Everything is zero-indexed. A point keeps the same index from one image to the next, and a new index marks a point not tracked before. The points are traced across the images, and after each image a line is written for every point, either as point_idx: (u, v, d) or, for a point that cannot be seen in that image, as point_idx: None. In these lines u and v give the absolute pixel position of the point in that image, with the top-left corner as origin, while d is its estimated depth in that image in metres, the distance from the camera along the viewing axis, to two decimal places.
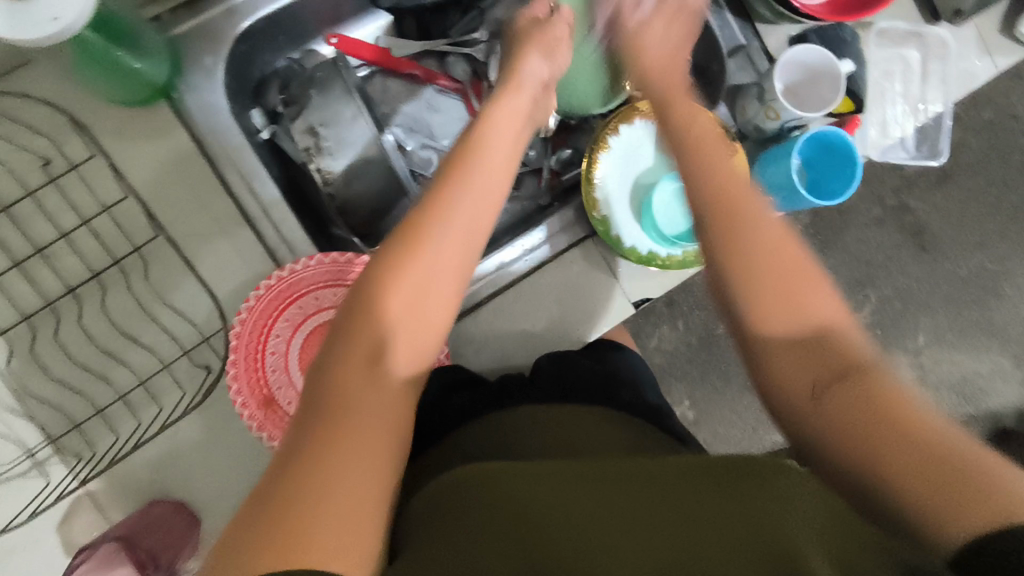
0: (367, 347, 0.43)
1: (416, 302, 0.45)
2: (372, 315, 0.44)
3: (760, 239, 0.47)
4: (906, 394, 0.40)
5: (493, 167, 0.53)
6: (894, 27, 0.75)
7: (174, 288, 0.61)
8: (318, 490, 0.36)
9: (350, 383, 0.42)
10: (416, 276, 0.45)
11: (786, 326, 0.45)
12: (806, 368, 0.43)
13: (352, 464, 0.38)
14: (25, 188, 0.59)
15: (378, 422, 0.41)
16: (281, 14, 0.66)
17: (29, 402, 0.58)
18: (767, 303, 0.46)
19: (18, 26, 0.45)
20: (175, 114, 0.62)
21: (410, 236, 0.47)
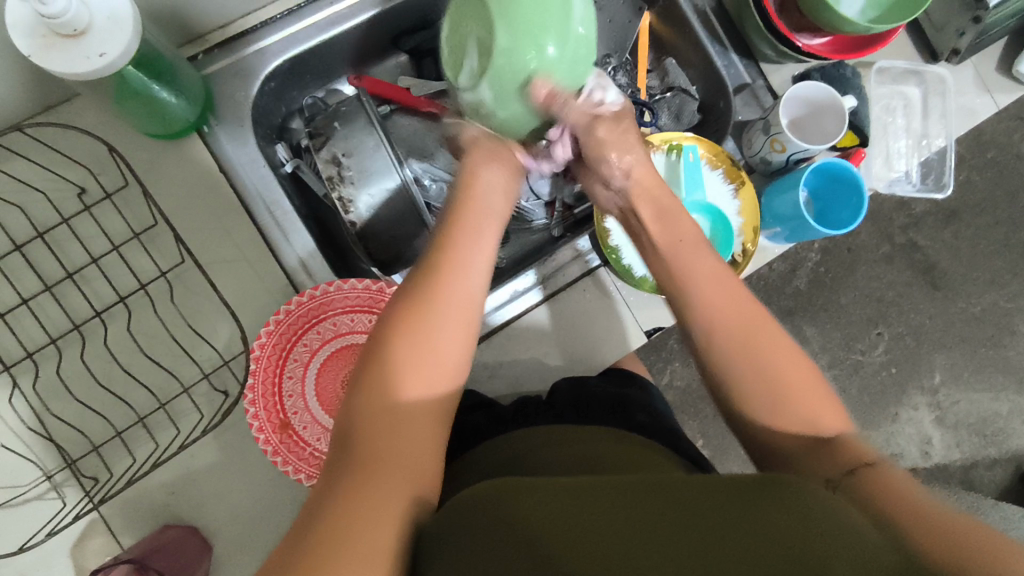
0: (386, 408, 0.45)
1: (439, 347, 0.48)
2: (388, 378, 0.46)
3: (763, 347, 0.50)
4: (908, 485, 0.42)
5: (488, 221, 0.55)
6: (892, 65, 0.77)
7: (197, 312, 0.63)
8: (350, 535, 0.39)
9: (373, 438, 0.44)
10: (427, 343, 0.47)
11: (799, 429, 0.47)
12: (822, 470, 0.45)
13: (376, 518, 0.40)
14: (60, 215, 0.62)
15: (393, 468, 0.43)
16: (308, 55, 0.70)
17: (52, 423, 0.59)
18: (788, 414, 0.48)
19: (68, 61, 0.49)
20: (205, 147, 0.65)
21: (419, 303, 0.48)
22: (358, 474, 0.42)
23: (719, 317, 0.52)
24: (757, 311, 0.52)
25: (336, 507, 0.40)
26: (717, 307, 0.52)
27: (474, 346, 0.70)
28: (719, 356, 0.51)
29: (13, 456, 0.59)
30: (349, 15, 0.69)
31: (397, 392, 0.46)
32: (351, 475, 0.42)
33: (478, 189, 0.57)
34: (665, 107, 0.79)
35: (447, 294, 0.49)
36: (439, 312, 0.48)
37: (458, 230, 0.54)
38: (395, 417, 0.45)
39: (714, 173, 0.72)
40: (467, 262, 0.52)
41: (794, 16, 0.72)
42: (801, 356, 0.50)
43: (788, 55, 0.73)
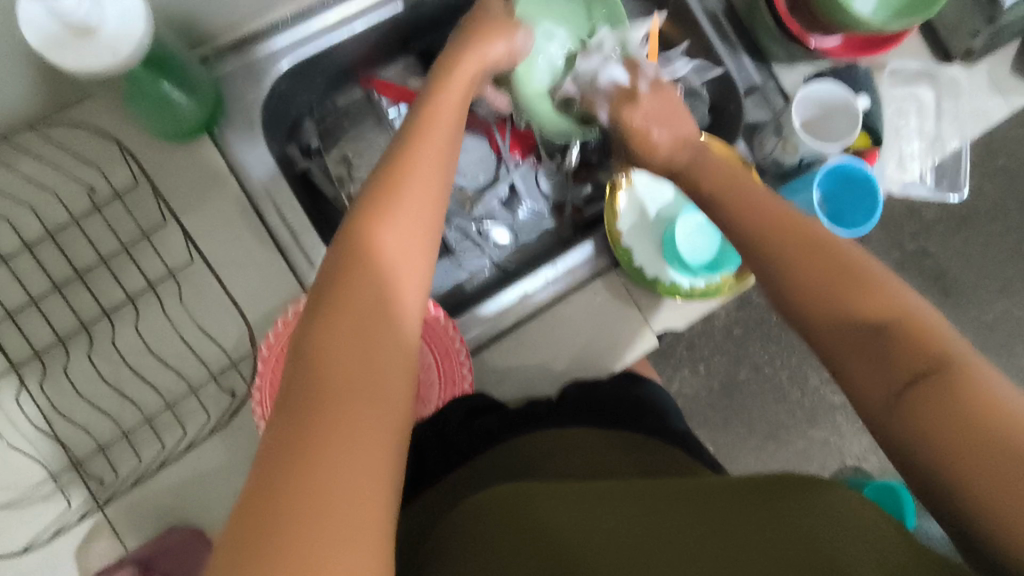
0: (350, 321, 0.38)
1: (408, 248, 0.42)
2: (339, 314, 0.38)
3: (803, 252, 0.46)
4: (993, 386, 0.36)
5: (447, 128, 0.50)
6: (905, 67, 0.77)
7: (205, 311, 0.62)
8: (322, 474, 0.32)
9: (334, 355, 0.37)
10: (392, 257, 0.41)
11: (848, 312, 0.43)
12: (882, 377, 0.40)
13: (344, 449, 0.34)
14: (70, 215, 0.62)
15: (364, 382, 0.37)
16: (319, 56, 0.70)
17: (59, 422, 0.59)
18: (836, 306, 0.43)
19: (80, 56, 0.49)
20: (216, 147, 0.65)
21: (371, 218, 0.42)
22: (309, 399, 0.35)
23: (752, 224, 0.50)
24: (801, 224, 0.48)
25: (297, 446, 0.33)
26: (764, 216, 0.50)
27: (483, 348, 0.70)
28: (771, 259, 0.48)
29: (20, 457, 0.58)
30: (360, 18, 0.70)
31: (354, 320, 0.38)
32: (299, 412, 0.35)
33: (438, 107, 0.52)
34: None
35: (403, 206, 0.43)
36: (403, 215, 0.43)
37: (427, 147, 0.47)
38: (361, 326, 0.38)
39: None
40: (429, 182, 0.46)
41: (807, 17, 0.72)
42: (856, 251, 0.45)
43: (800, 57, 0.73)
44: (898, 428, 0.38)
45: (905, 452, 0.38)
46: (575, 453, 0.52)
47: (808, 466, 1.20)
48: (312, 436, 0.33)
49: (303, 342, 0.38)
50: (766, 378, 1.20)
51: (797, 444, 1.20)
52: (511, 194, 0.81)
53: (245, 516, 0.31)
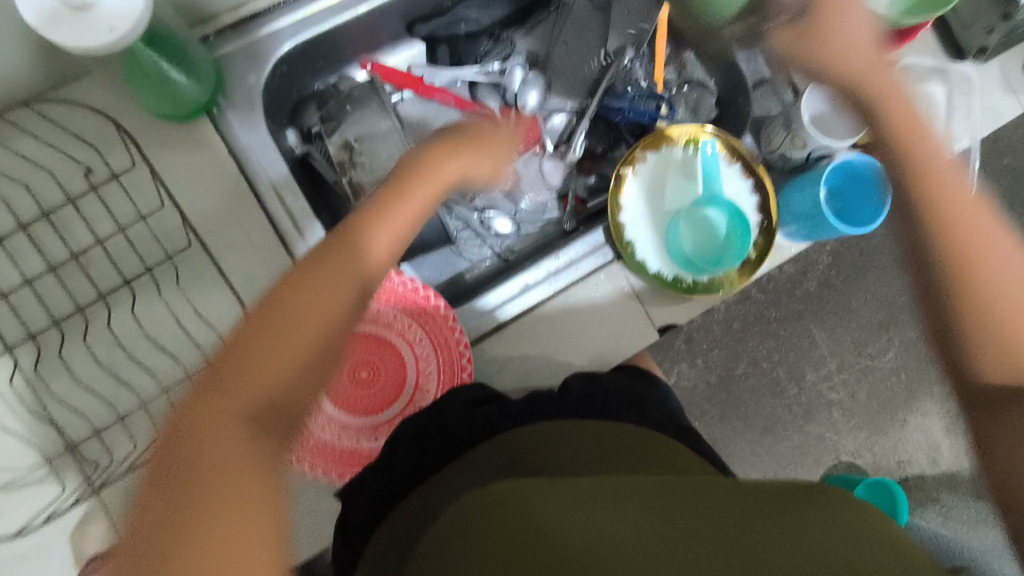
0: (232, 390, 0.43)
1: (322, 306, 0.46)
2: (273, 341, 0.44)
3: (991, 276, 0.56)
4: None
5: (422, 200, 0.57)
6: (920, 63, 0.75)
7: (202, 296, 0.62)
8: (197, 521, 0.38)
9: (205, 417, 0.42)
10: (327, 303, 0.46)
11: (1004, 336, 0.55)
12: (1002, 392, 0.55)
13: (241, 472, 0.41)
14: (66, 195, 0.61)
15: (230, 445, 0.41)
16: (321, 38, 0.69)
17: (55, 405, 0.59)
18: (1010, 337, 0.55)
19: (76, 35, 0.47)
20: (215, 129, 0.64)
21: (289, 287, 0.46)
22: (186, 463, 0.41)
23: (956, 231, 0.57)
24: (991, 237, 0.57)
25: (176, 500, 0.39)
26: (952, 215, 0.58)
27: (483, 339, 0.69)
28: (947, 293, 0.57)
29: (15, 439, 0.58)
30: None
31: (243, 387, 0.43)
32: (163, 470, 0.41)
33: (420, 174, 0.58)
34: (682, 101, 0.79)
35: (341, 277, 0.48)
36: (332, 280, 0.47)
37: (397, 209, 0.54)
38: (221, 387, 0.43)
39: (732, 167, 0.72)
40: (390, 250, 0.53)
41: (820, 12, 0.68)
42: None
43: None
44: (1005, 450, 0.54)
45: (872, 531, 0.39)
46: (572, 442, 0.52)
47: (803, 461, 1.20)
48: (186, 486, 0.40)
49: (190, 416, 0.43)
50: (764, 373, 1.20)
51: (793, 440, 1.20)
52: (514, 183, 0.79)
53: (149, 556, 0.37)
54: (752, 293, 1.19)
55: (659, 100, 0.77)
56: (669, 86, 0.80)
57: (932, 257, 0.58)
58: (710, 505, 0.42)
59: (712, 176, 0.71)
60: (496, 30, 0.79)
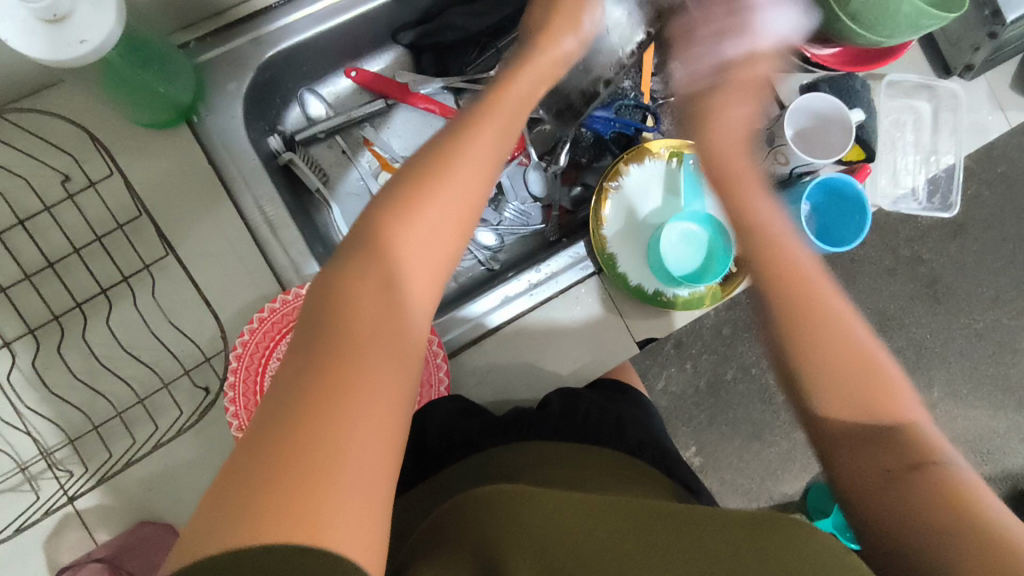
0: (374, 293, 0.39)
1: (443, 232, 0.43)
2: (367, 274, 0.40)
3: (820, 309, 0.44)
4: (978, 496, 0.37)
5: (502, 122, 0.50)
6: (904, 79, 0.75)
7: (180, 305, 0.62)
8: (321, 453, 0.32)
9: (350, 319, 0.38)
10: (450, 225, 0.43)
11: (847, 406, 0.42)
12: (871, 463, 0.40)
13: (368, 415, 0.35)
14: (42, 203, 0.60)
15: (357, 362, 0.36)
16: (305, 46, 0.69)
17: (28, 415, 0.58)
18: (843, 390, 0.42)
19: (50, 48, 0.47)
20: (194, 136, 0.64)
21: (414, 192, 0.43)
22: (324, 367, 0.36)
23: (766, 250, 0.47)
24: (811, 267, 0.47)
25: (296, 417, 0.33)
26: (757, 223, 0.50)
27: (461, 351, 0.69)
28: (783, 336, 0.45)
29: None
30: (348, 8, 0.68)
31: (372, 301, 0.39)
32: (309, 380, 0.35)
33: (500, 91, 0.53)
34: (668, 112, 0.78)
35: (452, 180, 0.44)
36: (451, 181, 0.44)
37: (463, 141, 0.46)
38: (360, 294, 0.39)
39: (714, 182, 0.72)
40: (480, 156, 0.46)
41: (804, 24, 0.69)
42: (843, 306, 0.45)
43: (796, 64, 0.71)
44: (890, 520, 0.38)
45: (877, 546, 0.38)
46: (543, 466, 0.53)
47: (790, 467, 1.21)
48: (306, 421, 0.33)
49: (319, 313, 0.38)
50: (752, 379, 1.20)
51: (781, 446, 1.20)
52: (498, 194, 0.79)
53: (251, 476, 0.32)
54: (741, 299, 1.20)
55: (645, 112, 0.75)
56: (655, 97, 0.78)
57: (775, 286, 0.46)
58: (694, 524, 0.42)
59: (691, 192, 0.73)
60: (483, 39, 0.76)
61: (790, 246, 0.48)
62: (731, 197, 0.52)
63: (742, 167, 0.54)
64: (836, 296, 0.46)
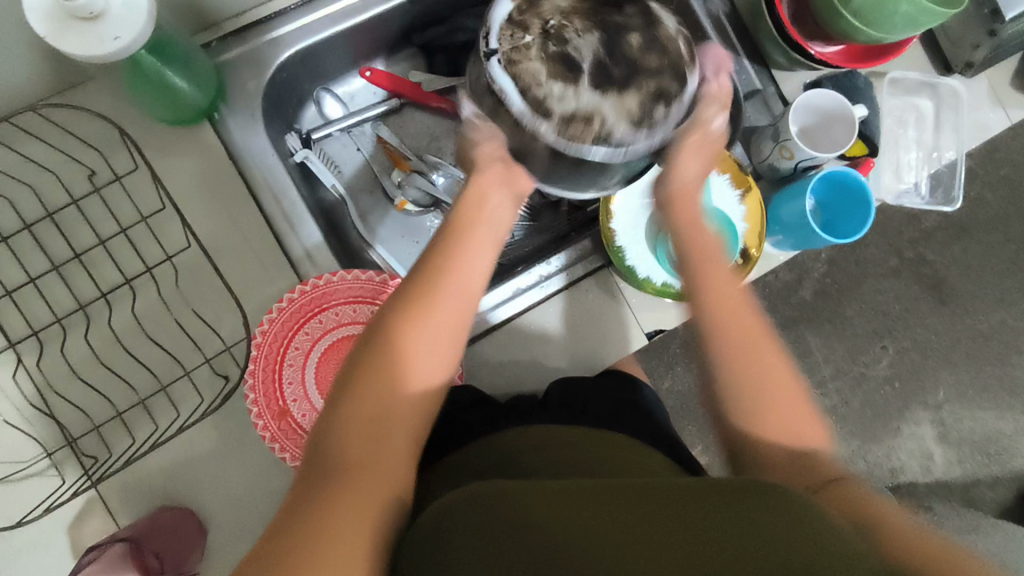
0: (363, 417, 0.46)
1: (432, 356, 0.50)
2: (366, 389, 0.47)
3: (757, 346, 0.53)
4: (881, 505, 0.45)
5: (482, 245, 0.57)
6: (905, 76, 0.77)
7: (201, 296, 0.63)
8: (320, 556, 0.38)
9: (347, 443, 0.45)
10: (439, 352, 0.50)
11: (783, 428, 0.51)
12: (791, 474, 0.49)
13: (355, 526, 0.41)
14: (70, 196, 0.62)
15: (349, 477, 0.43)
16: (321, 46, 0.71)
17: (55, 400, 0.60)
18: (767, 422, 0.51)
19: (84, 44, 0.49)
20: (216, 133, 0.66)
21: (401, 318, 0.50)
22: (332, 481, 0.43)
23: (720, 313, 0.54)
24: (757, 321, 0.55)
25: (305, 521, 0.40)
26: (712, 290, 0.56)
27: (474, 342, 0.70)
28: (728, 379, 0.52)
29: (17, 433, 0.60)
30: (363, 8, 0.70)
31: (364, 421, 0.46)
32: (317, 495, 0.42)
33: (476, 203, 0.59)
34: None
35: (436, 311, 0.51)
36: (434, 310, 0.51)
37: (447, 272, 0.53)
38: (360, 422, 0.46)
39: (723, 177, 0.72)
40: (460, 288, 0.53)
41: (809, 25, 0.72)
42: (783, 367, 0.53)
43: (800, 62, 0.73)
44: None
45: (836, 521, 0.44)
46: (551, 449, 0.52)
47: None
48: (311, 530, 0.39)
49: (323, 439, 0.45)
50: None
51: None
52: None
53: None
54: None
55: None
56: None
57: (727, 353, 0.53)
58: (699, 514, 0.41)
59: None
60: None
61: (767, 350, 0.53)
62: (700, 255, 0.58)
63: (695, 230, 0.60)
64: (769, 345, 0.53)
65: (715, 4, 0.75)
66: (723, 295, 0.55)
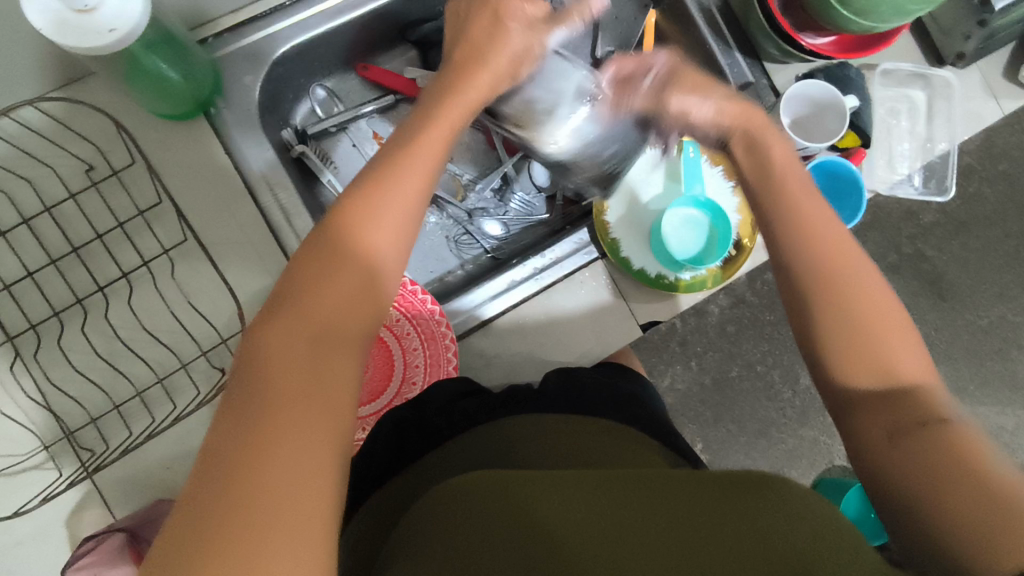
0: (308, 322, 0.40)
1: (387, 244, 0.43)
2: (327, 281, 0.41)
3: (851, 284, 0.47)
4: (991, 457, 0.40)
5: (449, 129, 0.50)
6: (897, 68, 0.77)
7: (198, 289, 0.64)
8: (267, 480, 0.34)
9: (288, 349, 0.39)
10: (394, 231, 0.44)
11: (880, 360, 0.45)
12: (886, 416, 0.44)
13: (302, 437, 0.36)
14: (67, 191, 0.63)
15: (294, 385, 0.38)
16: (316, 41, 0.72)
17: (53, 392, 0.61)
18: (862, 359, 0.46)
19: (78, 36, 0.49)
20: (212, 128, 0.67)
21: (356, 206, 0.43)
22: (272, 398, 0.37)
23: (816, 255, 0.48)
24: (864, 260, 0.48)
25: (245, 440, 0.35)
26: (817, 230, 0.49)
27: (470, 334, 0.70)
28: (819, 323, 0.47)
29: (15, 426, 0.60)
30: (357, 4, 0.71)
31: (310, 327, 0.40)
32: (257, 411, 0.36)
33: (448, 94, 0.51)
34: None
35: (395, 192, 0.44)
36: (391, 195, 0.44)
37: (409, 151, 0.46)
38: (306, 323, 0.40)
39: (714, 168, 0.74)
40: (423, 169, 0.47)
41: (801, 16, 0.73)
42: (892, 307, 0.47)
43: (791, 54, 0.73)
44: (892, 468, 0.42)
45: (903, 489, 0.41)
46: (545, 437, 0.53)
47: (797, 464, 1.21)
48: (254, 446, 0.35)
49: (259, 345, 0.39)
50: (758, 376, 1.21)
51: (787, 443, 1.21)
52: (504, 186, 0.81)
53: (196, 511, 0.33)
54: (745, 296, 1.21)
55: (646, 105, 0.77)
56: None
57: (826, 295, 0.47)
58: (690, 497, 0.39)
59: (692, 177, 0.74)
60: None
61: (863, 278, 0.47)
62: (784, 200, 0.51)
63: (784, 166, 0.53)
64: (878, 285, 0.47)
65: None
66: (818, 241, 0.49)
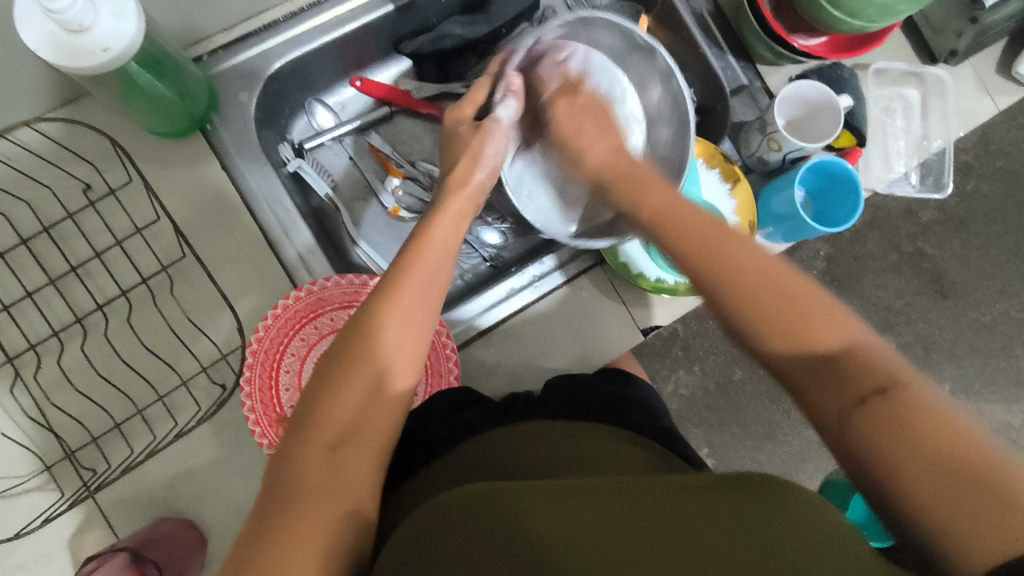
0: (331, 434, 0.44)
1: (408, 344, 0.49)
2: (344, 385, 0.45)
3: (743, 263, 0.44)
4: (948, 411, 0.36)
5: (441, 248, 0.55)
6: (891, 67, 0.77)
7: (196, 304, 0.64)
8: None
9: (313, 465, 0.42)
10: (414, 335, 0.50)
11: (792, 335, 0.41)
12: (836, 391, 0.39)
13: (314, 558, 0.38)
14: (66, 211, 0.63)
15: (314, 497, 0.41)
16: (311, 56, 0.72)
17: (54, 412, 0.60)
18: (783, 335, 0.42)
19: (74, 56, 0.50)
20: (208, 144, 0.67)
21: (370, 311, 0.49)
22: (298, 500, 0.40)
23: (699, 253, 0.45)
24: (750, 245, 0.45)
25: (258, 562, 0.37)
26: (692, 232, 0.47)
27: (470, 343, 0.70)
28: (730, 313, 0.43)
29: (16, 447, 0.60)
30: (351, 19, 0.71)
31: (336, 435, 0.44)
32: (279, 520, 0.39)
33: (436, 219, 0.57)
34: None
35: (406, 300, 0.50)
36: (402, 305, 0.50)
37: (408, 274, 0.51)
38: (329, 436, 0.44)
39: (712, 171, 0.73)
40: (420, 289, 0.51)
41: (792, 18, 0.73)
42: (799, 282, 0.43)
43: (785, 56, 0.73)
44: (861, 451, 0.37)
45: (873, 475, 0.37)
46: (538, 444, 0.52)
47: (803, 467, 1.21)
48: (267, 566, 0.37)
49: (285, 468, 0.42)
50: (761, 379, 1.21)
51: (793, 446, 1.20)
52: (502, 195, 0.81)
53: None
54: None
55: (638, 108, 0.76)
56: None
57: (720, 287, 0.44)
58: (691, 507, 0.37)
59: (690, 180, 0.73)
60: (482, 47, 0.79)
61: (752, 264, 0.44)
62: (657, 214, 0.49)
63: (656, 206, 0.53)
64: (764, 261, 0.44)
65: (698, 2, 0.76)
66: (702, 247, 0.46)
